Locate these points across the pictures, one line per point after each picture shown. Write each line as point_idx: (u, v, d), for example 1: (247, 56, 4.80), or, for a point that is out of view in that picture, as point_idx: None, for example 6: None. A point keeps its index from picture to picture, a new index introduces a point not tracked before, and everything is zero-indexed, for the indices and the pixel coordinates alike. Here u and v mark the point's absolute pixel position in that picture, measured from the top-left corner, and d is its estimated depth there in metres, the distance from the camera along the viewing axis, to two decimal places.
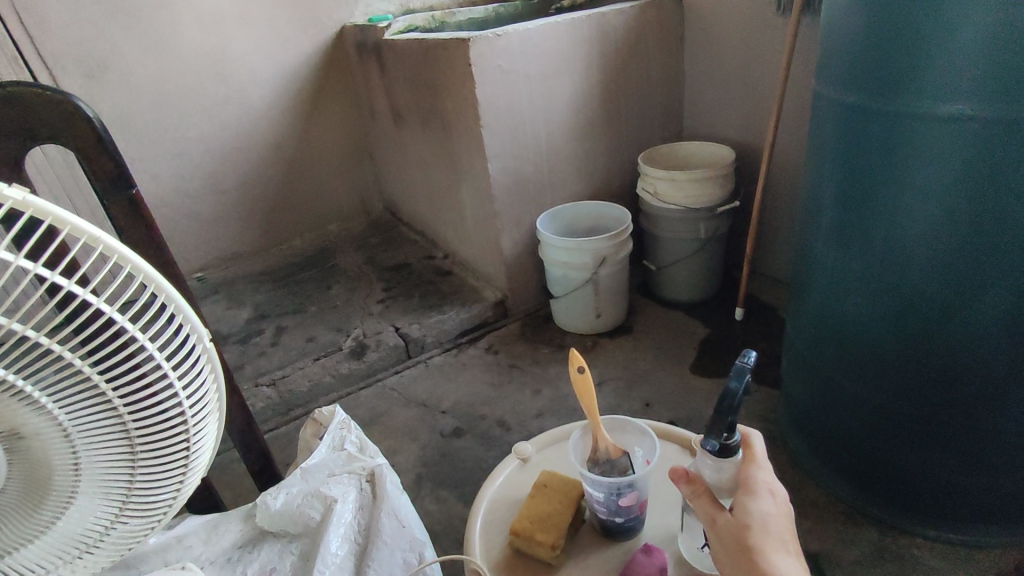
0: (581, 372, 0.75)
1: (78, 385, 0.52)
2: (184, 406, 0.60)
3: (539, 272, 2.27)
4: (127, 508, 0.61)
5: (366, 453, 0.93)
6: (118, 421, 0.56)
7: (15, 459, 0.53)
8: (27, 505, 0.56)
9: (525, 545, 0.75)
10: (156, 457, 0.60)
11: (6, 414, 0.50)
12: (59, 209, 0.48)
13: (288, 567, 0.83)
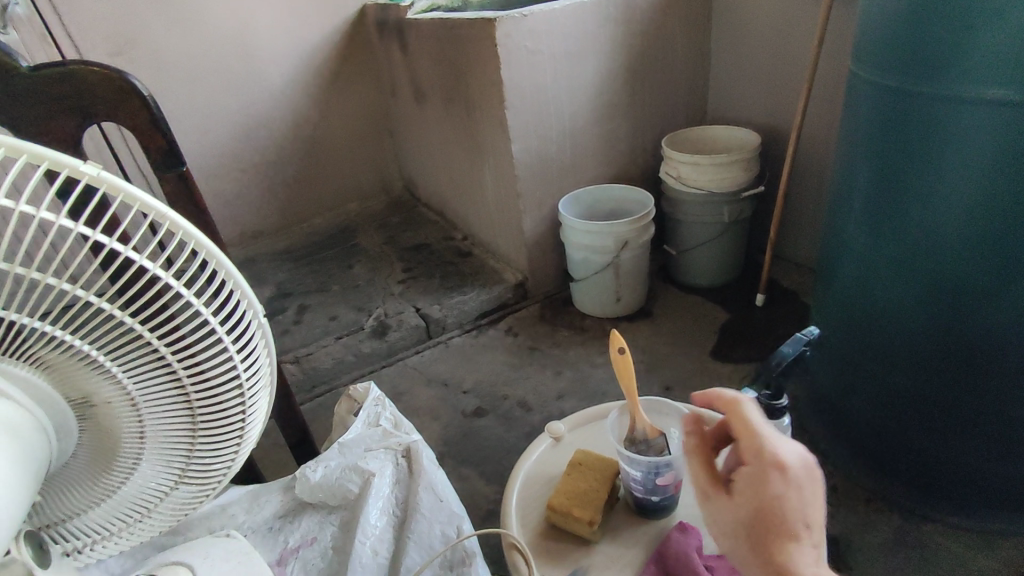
0: (621, 353, 0.77)
1: (140, 351, 0.53)
2: (242, 381, 0.60)
3: (560, 255, 2.27)
4: (187, 478, 0.62)
5: (401, 429, 0.95)
6: (179, 388, 0.56)
7: (86, 423, 0.56)
8: (98, 467, 0.59)
9: (562, 521, 0.77)
10: (213, 428, 0.60)
11: (79, 378, 0.53)
12: (124, 182, 0.49)
13: (328, 537, 0.86)
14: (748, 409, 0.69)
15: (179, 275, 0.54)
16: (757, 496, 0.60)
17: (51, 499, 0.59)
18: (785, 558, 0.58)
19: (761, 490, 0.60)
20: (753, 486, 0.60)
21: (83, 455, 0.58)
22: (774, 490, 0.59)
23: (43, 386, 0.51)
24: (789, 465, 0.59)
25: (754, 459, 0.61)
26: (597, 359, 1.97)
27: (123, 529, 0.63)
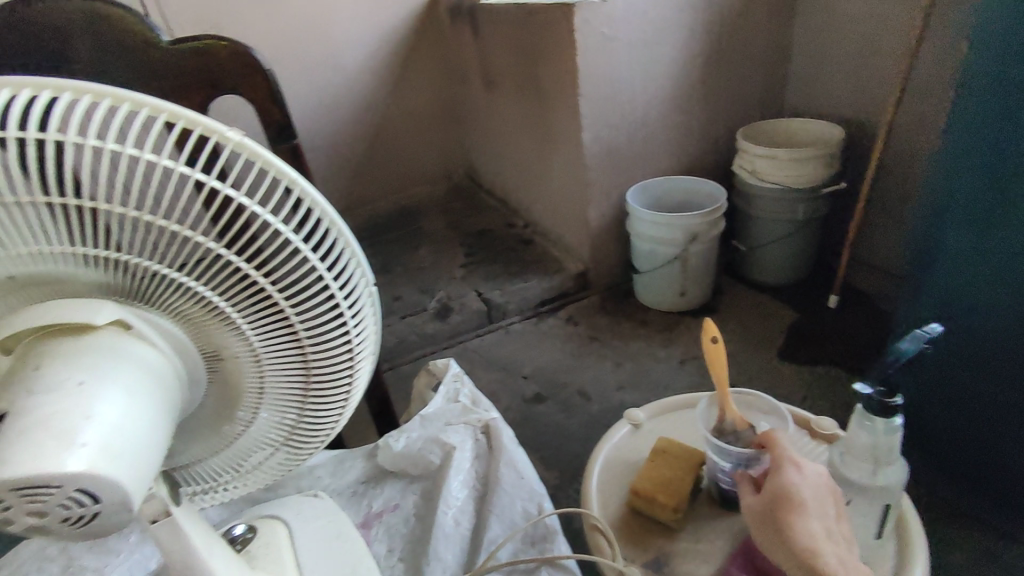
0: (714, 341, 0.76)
1: (266, 308, 0.56)
2: (352, 336, 0.61)
3: (624, 246, 2.25)
4: (301, 428, 0.66)
5: (479, 406, 0.97)
6: (297, 346, 0.59)
7: (214, 374, 0.60)
8: (220, 416, 0.63)
9: (645, 506, 0.77)
10: (324, 387, 0.63)
11: (211, 330, 0.56)
12: (265, 148, 0.51)
13: (410, 504, 0.88)
14: (856, 405, 0.68)
15: (296, 231, 0.54)
16: (773, 486, 0.65)
17: (183, 445, 0.64)
18: (793, 532, 0.61)
19: (779, 480, 0.65)
20: (773, 478, 0.66)
21: (209, 404, 0.61)
22: (791, 481, 0.65)
23: (182, 335, 0.56)
24: (805, 465, 0.66)
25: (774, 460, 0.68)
26: (659, 353, 1.95)
27: (247, 469, 0.68)
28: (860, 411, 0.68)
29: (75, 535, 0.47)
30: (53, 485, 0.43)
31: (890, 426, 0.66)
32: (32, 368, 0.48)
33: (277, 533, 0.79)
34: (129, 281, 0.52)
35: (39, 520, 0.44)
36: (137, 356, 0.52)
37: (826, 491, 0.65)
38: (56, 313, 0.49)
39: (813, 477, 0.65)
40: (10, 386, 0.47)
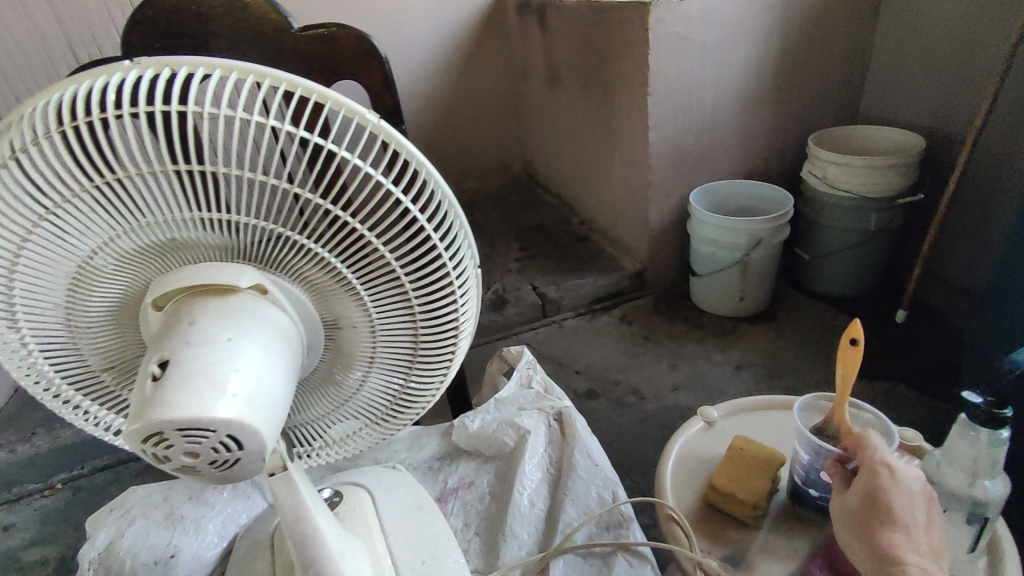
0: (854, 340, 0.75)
1: (386, 280, 0.59)
2: (459, 313, 0.64)
3: (682, 248, 2.23)
4: (402, 398, 0.69)
5: (552, 394, 0.99)
6: (409, 318, 0.63)
7: (331, 339, 0.64)
8: (332, 379, 0.67)
9: (722, 501, 0.78)
10: (429, 361, 0.66)
11: (334, 298, 0.60)
12: (399, 134, 0.55)
13: (485, 483, 0.92)
14: (960, 415, 0.68)
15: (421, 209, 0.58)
16: (864, 493, 0.64)
17: (298, 405, 0.69)
18: (882, 542, 0.62)
19: (872, 485, 0.64)
20: (864, 483, 0.65)
21: (324, 367, 0.66)
22: (884, 489, 0.63)
23: (308, 303, 0.60)
24: (900, 469, 0.64)
25: (865, 461, 0.67)
26: (715, 357, 1.92)
27: (347, 435, 0.72)
28: (964, 422, 0.68)
29: (218, 477, 0.52)
30: (210, 429, 0.47)
31: (993, 439, 0.66)
32: (187, 322, 0.52)
33: (362, 499, 0.83)
34: (268, 249, 0.56)
35: (193, 460, 0.49)
36: (272, 318, 0.56)
37: (923, 498, 0.64)
38: (207, 274, 0.54)
39: (909, 482, 0.64)
40: (167, 336, 0.52)
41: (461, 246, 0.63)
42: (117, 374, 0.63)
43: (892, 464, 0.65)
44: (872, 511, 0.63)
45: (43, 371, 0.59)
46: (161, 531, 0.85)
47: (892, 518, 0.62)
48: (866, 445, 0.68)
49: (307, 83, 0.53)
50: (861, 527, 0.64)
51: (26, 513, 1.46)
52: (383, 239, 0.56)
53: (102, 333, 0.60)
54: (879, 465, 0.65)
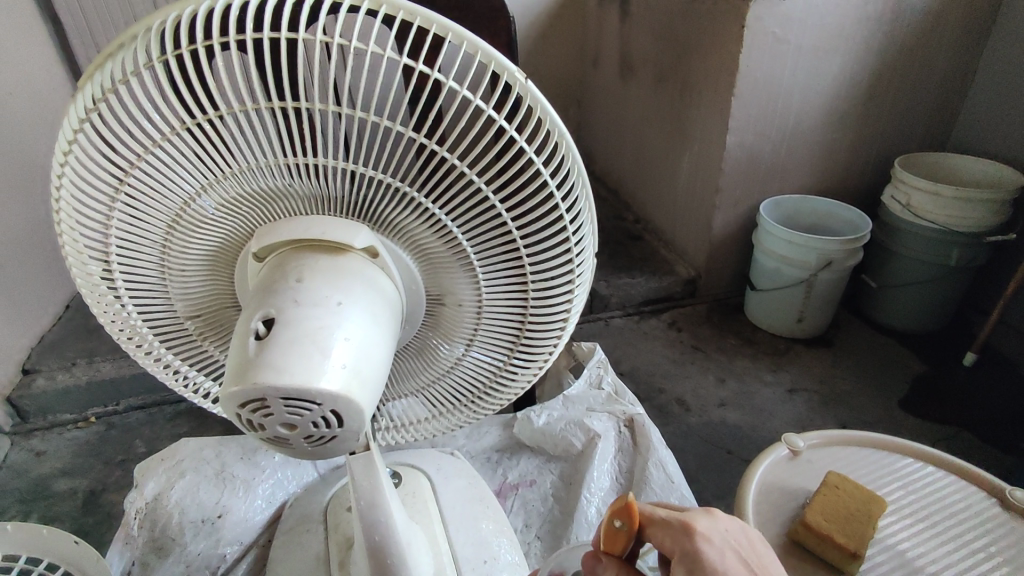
0: (624, 531, 0.46)
1: (506, 254, 0.54)
2: (573, 298, 0.58)
3: (741, 259, 2.09)
4: (497, 379, 0.64)
5: (623, 398, 0.94)
6: (522, 296, 0.58)
7: (431, 312, 0.60)
8: (425, 351, 0.63)
9: (814, 541, 0.73)
10: (533, 343, 0.61)
11: (444, 269, 0.55)
12: (543, 97, 0.47)
13: (547, 483, 0.88)
14: None
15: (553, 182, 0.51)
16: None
17: (391, 377, 0.66)
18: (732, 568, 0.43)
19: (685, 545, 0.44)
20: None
21: (422, 337, 0.62)
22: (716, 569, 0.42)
23: (415, 271, 0.55)
24: (702, 524, 0.45)
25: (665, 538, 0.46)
26: (766, 377, 1.81)
27: (435, 417, 0.68)
28: None
29: (308, 452, 0.47)
30: (315, 401, 0.43)
31: None
32: (294, 279, 0.48)
33: (421, 485, 0.78)
34: (385, 209, 0.51)
35: (288, 432, 0.44)
36: (379, 284, 0.51)
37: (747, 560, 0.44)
38: (319, 230, 0.49)
39: (720, 537, 0.45)
40: (272, 292, 0.47)
41: (585, 225, 0.55)
42: (202, 325, 0.60)
43: (692, 523, 0.45)
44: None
45: (129, 315, 0.56)
46: (211, 488, 0.82)
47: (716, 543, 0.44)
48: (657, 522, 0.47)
49: (446, 21, 0.45)
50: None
51: (59, 443, 1.45)
52: (510, 209, 0.51)
53: (196, 281, 0.56)
54: (682, 532, 0.45)
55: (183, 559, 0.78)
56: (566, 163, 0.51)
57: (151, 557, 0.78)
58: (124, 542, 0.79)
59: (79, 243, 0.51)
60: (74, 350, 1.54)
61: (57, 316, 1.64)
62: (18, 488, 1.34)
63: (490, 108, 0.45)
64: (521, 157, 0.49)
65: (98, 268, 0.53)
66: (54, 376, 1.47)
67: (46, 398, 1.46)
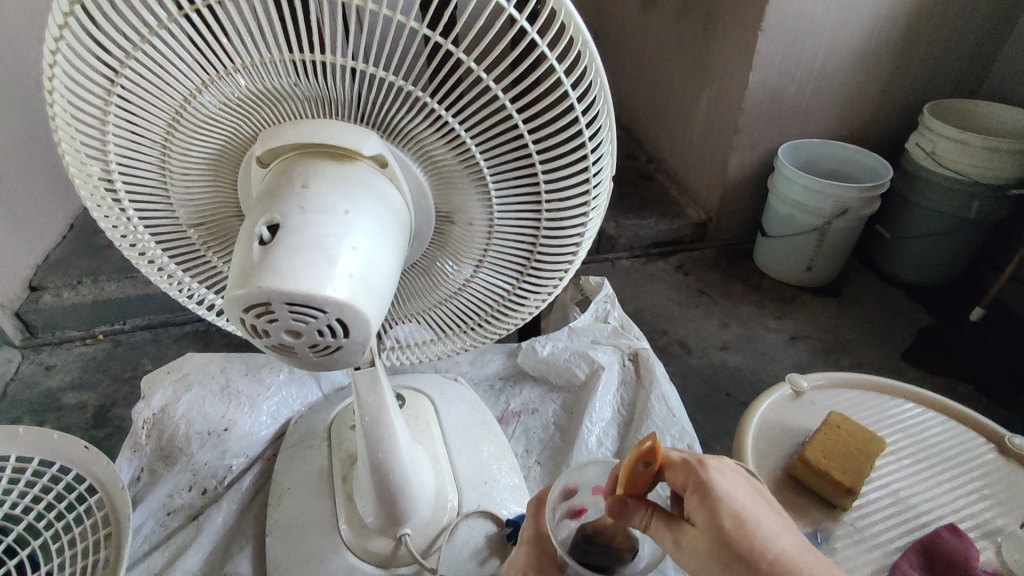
0: (648, 469, 0.48)
1: (520, 172, 0.52)
2: (587, 223, 0.56)
3: (754, 204, 2.04)
4: (504, 304, 0.63)
5: (629, 333, 0.94)
6: (535, 218, 0.56)
7: (440, 231, 0.58)
8: (433, 270, 0.62)
9: (812, 477, 0.74)
10: (543, 267, 0.60)
11: (455, 185, 0.53)
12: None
13: (549, 411, 0.88)
14: None
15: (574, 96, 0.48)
16: (723, 519, 0.44)
17: (395, 299, 0.64)
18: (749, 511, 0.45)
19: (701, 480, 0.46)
20: (702, 509, 0.45)
21: (430, 256, 0.61)
22: (728, 494, 0.45)
23: (425, 185, 0.53)
24: (717, 461, 0.48)
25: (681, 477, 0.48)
26: (770, 323, 1.81)
27: (440, 339, 0.67)
28: None
29: (313, 363, 0.46)
30: (321, 308, 0.41)
31: None
32: (299, 185, 0.46)
33: (425, 408, 0.79)
34: (394, 116, 0.48)
35: (293, 340, 0.43)
36: (388, 196, 0.49)
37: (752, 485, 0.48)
38: (325, 134, 0.47)
39: (733, 472, 0.48)
40: (277, 197, 0.45)
41: (605, 146, 0.53)
42: (206, 233, 0.58)
43: (708, 460, 0.48)
44: (754, 551, 0.43)
45: (131, 220, 0.54)
46: (217, 402, 0.83)
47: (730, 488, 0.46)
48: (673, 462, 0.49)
49: None
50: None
51: (67, 357, 1.47)
52: (526, 120, 0.48)
53: (198, 189, 0.54)
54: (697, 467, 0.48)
55: (190, 467, 0.80)
56: (589, 75, 0.47)
57: (159, 465, 0.81)
58: (134, 450, 0.81)
59: (75, 140, 0.49)
60: (79, 270, 1.53)
61: (62, 235, 1.62)
62: (30, 399, 1.37)
63: (512, 6, 0.41)
64: (543, 66, 0.45)
65: (97, 169, 0.51)
66: (60, 294, 1.47)
67: (55, 314, 1.47)
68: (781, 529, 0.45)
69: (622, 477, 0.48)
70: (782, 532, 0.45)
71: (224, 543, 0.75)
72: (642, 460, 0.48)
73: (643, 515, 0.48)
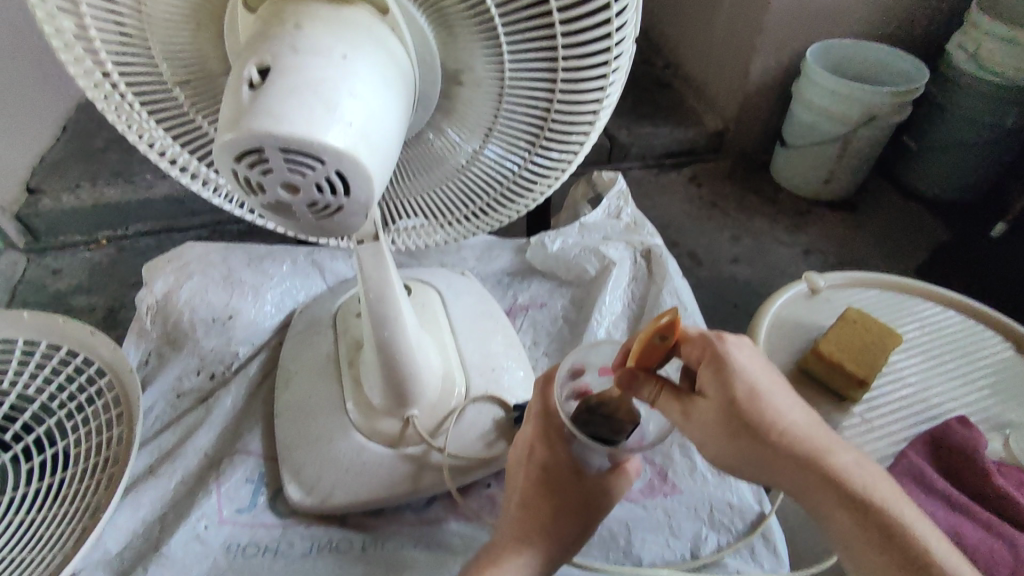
0: (664, 344, 0.49)
1: (536, 29, 0.45)
2: (605, 96, 0.50)
3: (775, 112, 1.94)
4: (510, 187, 0.59)
5: (642, 229, 0.91)
6: (548, 89, 0.50)
7: (450, 96, 0.54)
8: (439, 143, 0.58)
9: (825, 369, 0.76)
10: (553, 148, 0.55)
11: (464, 41, 0.48)
12: None
13: (558, 306, 0.87)
14: None
15: None
16: (735, 389, 0.48)
17: (396, 173, 0.60)
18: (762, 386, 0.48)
19: (717, 356, 0.49)
20: (716, 383, 0.49)
21: (438, 126, 0.56)
22: (744, 368, 0.49)
23: (430, 39, 0.48)
24: (734, 336, 0.50)
25: (696, 352, 0.51)
26: (783, 236, 1.77)
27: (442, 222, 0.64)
28: None
29: (311, 226, 0.44)
30: (319, 159, 0.38)
31: None
32: (292, 26, 0.41)
33: (431, 297, 0.77)
34: None
35: (291, 197, 0.40)
36: (390, 49, 0.45)
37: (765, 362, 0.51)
38: None
39: (749, 347, 0.51)
40: (267, 39, 0.41)
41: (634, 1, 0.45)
42: (192, 91, 0.53)
43: (724, 335, 0.50)
44: (762, 420, 0.47)
45: (106, 70, 0.49)
46: (220, 291, 0.81)
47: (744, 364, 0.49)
48: (688, 337, 0.52)
49: None
50: (760, 447, 0.47)
51: (74, 261, 1.46)
52: None
53: (176, 31, 0.49)
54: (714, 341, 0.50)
55: (196, 353, 0.80)
56: None
57: (166, 350, 0.80)
58: (140, 334, 0.81)
59: None
60: (78, 172, 1.47)
61: (55, 136, 1.53)
62: (42, 301, 1.37)
63: None
64: None
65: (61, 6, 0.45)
66: (60, 198, 1.43)
67: (56, 217, 1.44)
68: (790, 403, 0.49)
69: (635, 350, 0.50)
70: (788, 403, 0.49)
71: (234, 424, 0.76)
72: (658, 334, 0.50)
73: (655, 388, 0.52)
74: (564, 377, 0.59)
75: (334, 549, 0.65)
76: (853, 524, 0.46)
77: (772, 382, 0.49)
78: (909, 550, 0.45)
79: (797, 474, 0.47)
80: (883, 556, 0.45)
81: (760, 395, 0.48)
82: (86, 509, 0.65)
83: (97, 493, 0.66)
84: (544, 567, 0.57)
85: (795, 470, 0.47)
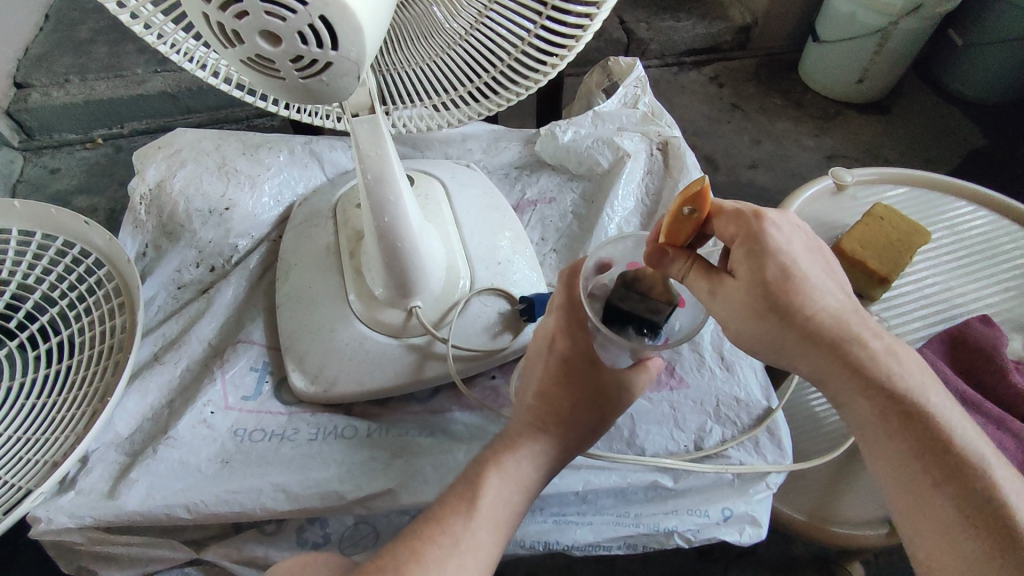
0: (693, 216, 0.49)
1: None
2: None
3: (808, 4, 1.78)
4: (507, 69, 0.53)
5: (659, 120, 0.86)
6: None
7: None
8: (433, 12, 0.52)
9: (847, 268, 0.75)
10: (553, 29, 0.48)
11: None
12: None
13: (567, 202, 0.83)
14: None
15: None
16: (767, 269, 0.47)
17: (391, 33, 0.54)
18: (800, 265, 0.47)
19: (750, 232, 0.49)
20: (747, 260, 0.48)
21: None
22: (778, 245, 0.48)
23: None
24: (772, 215, 0.49)
25: (729, 230, 0.51)
26: (807, 141, 1.67)
27: (438, 96, 0.59)
28: None
29: (297, 90, 0.40)
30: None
31: None
32: None
33: (435, 188, 0.73)
34: None
35: (272, 50, 0.36)
36: None
37: (806, 240, 0.50)
38: None
39: (788, 228, 0.49)
40: None
41: None
42: None
43: (762, 213, 0.49)
44: (798, 301, 0.47)
45: None
46: (215, 181, 0.79)
47: (781, 241, 0.48)
48: (720, 217, 0.51)
49: None
50: (792, 328, 0.47)
51: (71, 161, 1.38)
52: None
53: None
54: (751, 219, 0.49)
55: (194, 245, 0.77)
56: None
57: (163, 241, 0.79)
58: (135, 226, 0.79)
59: None
60: (62, 65, 1.39)
61: (38, 26, 1.45)
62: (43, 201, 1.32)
63: None
64: None
65: None
66: (49, 93, 1.35)
67: (46, 114, 1.35)
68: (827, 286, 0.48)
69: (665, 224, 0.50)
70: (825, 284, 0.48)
71: (235, 316, 0.75)
72: (686, 207, 0.49)
73: (682, 265, 0.51)
74: (592, 269, 0.60)
75: (341, 435, 0.66)
76: (875, 404, 0.46)
77: (809, 262, 0.48)
78: (931, 430, 0.45)
79: (828, 356, 0.47)
80: (904, 433, 0.46)
81: (795, 273, 0.47)
82: (96, 393, 0.65)
83: (104, 378, 0.66)
84: (555, 454, 0.58)
85: (827, 352, 0.47)
